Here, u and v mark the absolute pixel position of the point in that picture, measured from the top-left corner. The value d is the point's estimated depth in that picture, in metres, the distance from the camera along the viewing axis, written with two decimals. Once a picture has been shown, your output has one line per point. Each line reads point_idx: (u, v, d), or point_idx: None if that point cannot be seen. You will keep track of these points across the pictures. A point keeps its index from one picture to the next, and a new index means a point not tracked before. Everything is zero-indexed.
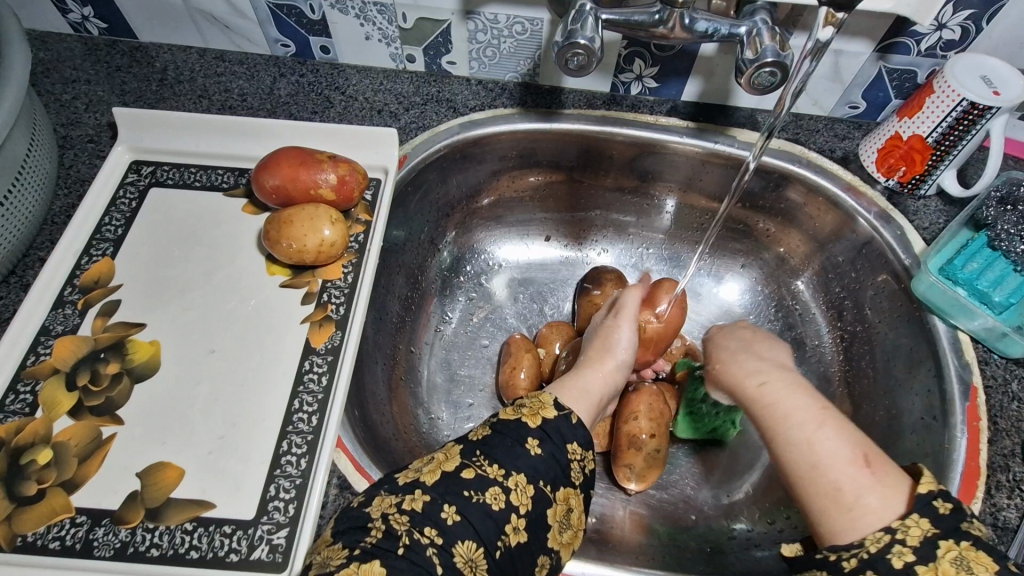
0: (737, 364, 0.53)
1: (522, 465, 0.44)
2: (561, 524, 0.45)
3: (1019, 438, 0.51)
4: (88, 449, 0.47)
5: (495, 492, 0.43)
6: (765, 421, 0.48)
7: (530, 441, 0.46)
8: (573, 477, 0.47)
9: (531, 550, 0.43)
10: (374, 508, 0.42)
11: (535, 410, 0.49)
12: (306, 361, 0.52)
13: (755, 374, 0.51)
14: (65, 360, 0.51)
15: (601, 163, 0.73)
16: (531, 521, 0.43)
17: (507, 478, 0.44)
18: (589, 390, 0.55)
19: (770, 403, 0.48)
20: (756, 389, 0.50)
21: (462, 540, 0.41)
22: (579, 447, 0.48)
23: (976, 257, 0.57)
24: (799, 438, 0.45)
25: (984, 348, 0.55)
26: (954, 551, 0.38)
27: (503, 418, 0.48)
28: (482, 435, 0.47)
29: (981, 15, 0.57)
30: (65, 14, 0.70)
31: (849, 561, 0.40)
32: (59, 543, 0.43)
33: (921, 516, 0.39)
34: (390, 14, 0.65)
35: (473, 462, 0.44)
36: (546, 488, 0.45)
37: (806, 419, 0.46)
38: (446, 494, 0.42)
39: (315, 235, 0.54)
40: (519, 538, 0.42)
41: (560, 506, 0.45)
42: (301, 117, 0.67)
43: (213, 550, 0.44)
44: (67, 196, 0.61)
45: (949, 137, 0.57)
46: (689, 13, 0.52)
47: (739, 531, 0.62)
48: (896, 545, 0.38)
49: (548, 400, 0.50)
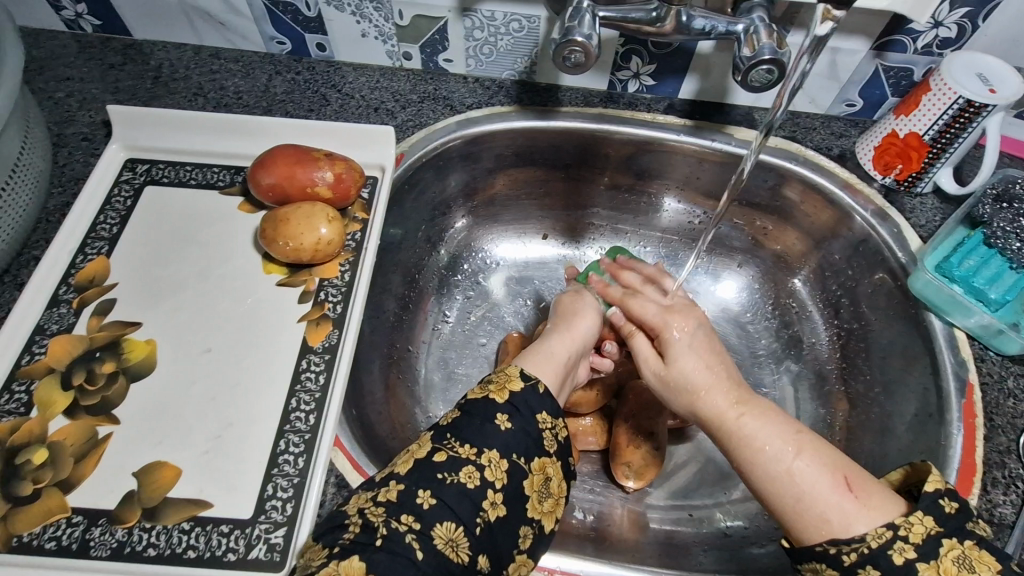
0: (712, 391, 0.51)
1: (494, 442, 0.44)
2: (540, 493, 0.45)
3: (1015, 435, 0.51)
4: (83, 449, 0.47)
5: (468, 472, 0.43)
6: (742, 460, 0.48)
7: (499, 417, 0.46)
8: (546, 446, 0.46)
9: (512, 522, 0.43)
10: (351, 506, 0.42)
11: (501, 384, 0.48)
12: (303, 360, 0.52)
13: (735, 406, 0.50)
14: (60, 359, 0.51)
15: (598, 161, 0.72)
16: (509, 495, 0.43)
17: (479, 456, 0.44)
18: (553, 353, 0.55)
19: (751, 438, 0.48)
20: (736, 423, 0.49)
21: (441, 522, 0.41)
22: (548, 416, 0.48)
23: (972, 255, 0.57)
24: (784, 472, 0.45)
25: (980, 345, 0.55)
26: (957, 550, 0.39)
27: (472, 397, 0.48)
28: (451, 418, 0.46)
29: (978, 13, 0.57)
30: (58, 11, 0.69)
31: (850, 556, 0.41)
32: (55, 544, 0.43)
33: (925, 514, 0.41)
34: (387, 11, 0.64)
35: (444, 446, 0.44)
36: (519, 460, 0.45)
37: (789, 450, 0.46)
38: (420, 480, 0.42)
39: (312, 232, 0.54)
40: (499, 513, 0.42)
41: (537, 476, 0.45)
42: (297, 114, 0.66)
43: (211, 549, 0.43)
44: (62, 194, 0.61)
45: (946, 134, 0.57)
46: (686, 10, 0.52)
47: (737, 527, 0.62)
48: (897, 541, 0.40)
49: (514, 372, 0.49)
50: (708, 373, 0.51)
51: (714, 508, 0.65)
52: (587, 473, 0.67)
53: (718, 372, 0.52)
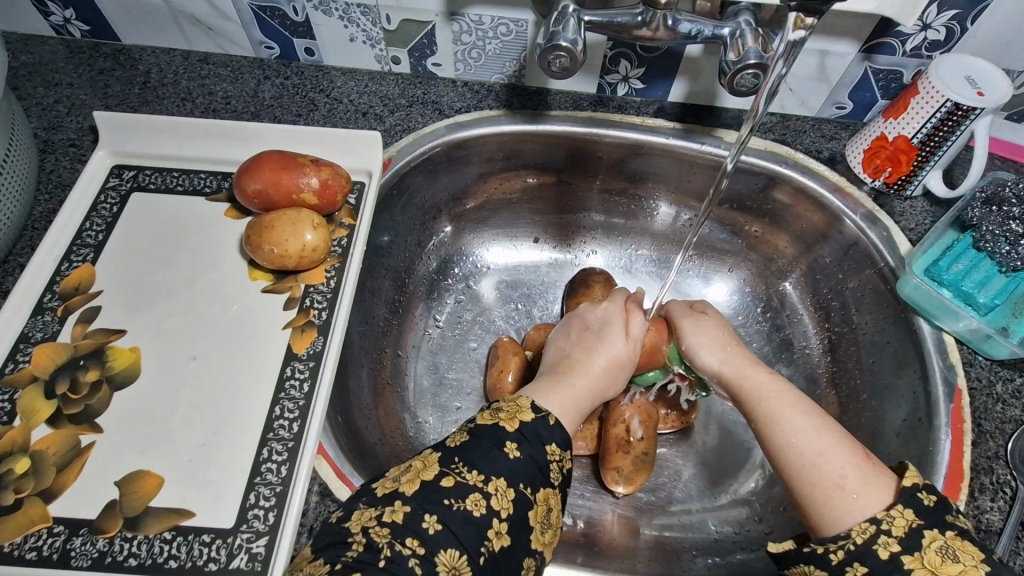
0: (735, 353, 0.57)
1: (501, 468, 0.44)
2: (542, 525, 0.45)
3: (1003, 440, 0.51)
4: (66, 459, 0.46)
5: (475, 499, 0.43)
6: (769, 410, 0.50)
7: (508, 445, 0.46)
8: (551, 477, 0.47)
9: (516, 553, 0.43)
10: (353, 523, 0.42)
11: (512, 414, 0.49)
12: (288, 367, 0.52)
13: (757, 365, 0.55)
14: (44, 367, 0.50)
15: (589, 165, 0.72)
16: (513, 524, 0.43)
17: (487, 484, 0.44)
18: (574, 401, 0.54)
19: (777, 393, 0.51)
20: (764, 377, 0.53)
21: (445, 549, 0.40)
22: (557, 448, 0.48)
23: (961, 259, 0.57)
24: (809, 426, 0.47)
25: (969, 350, 0.55)
26: (940, 541, 0.39)
27: (480, 422, 0.48)
28: (459, 441, 0.46)
29: (966, 16, 0.56)
30: (47, 16, 0.69)
31: (836, 553, 0.41)
32: (36, 554, 0.43)
33: (905, 506, 0.41)
34: (375, 15, 0.64)
35: (452, 470, 0.44)
36: (525, 490, 0.45)
37: (811, 413, 0.49)
38: (426, 504, 0.42)
39: (297, 239, 0.54)
40: (503, 543, 0.42)
41: (541, 506, 0.45)
42: (285, 119, 0.66)
43: (192, 559, 0.43)
44: (48, 200, 0.61)
45: (934, 138, 0.57)
46: (672, 14, 0.51)
47: (726, 532, 0.62)
48: (881, 535, 0.40)
49: (525, 403, 0.50)
50: (727, 336, 0.59)
51: (706, 514, 0.64)
52: (577, 478, 0.67)
53: (733, 337, 0.59)
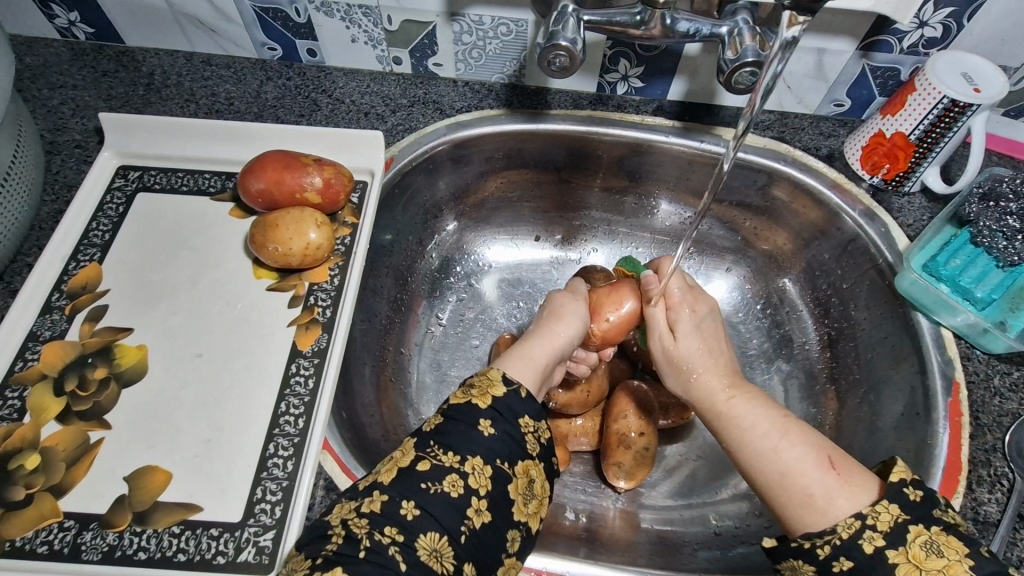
0: (701, 377, 0.53)
1: (478, 447, 0.45)
2: (524, 496, 0.46)
3: (1001, 433, 0.51)
4: (75, 455, 0.47)
5: (452, 480, 0.43)
6: (728, 438, 0.50)
7: (482, 423, 0.46)
8: (529, 450, 0.47)
9: (498, 526, 0.44)
10: (335, 515, 0.42)
11: (484, 390, 0.48)
12: (293, 364, 0.52)
13: (728, 389, 0.52)
14: (53, 365, 0.51)
15: (589, 163, 0.73)
16: (493, 501, 0.44)
17: (464, 464, 0.44)
18: (533, 359, 0.53)
19: (738, 419, 0.49)
20: (725, 404, 0.51)
21: (425, 533, 0.41)
22: (531, 420, 0.49)
23: (958, 254, 0.57)
24: (771, 445, 0.47)
25: (967, 344, 0.56)
26: (925, 536, 0.39)
27: (454, 403, 0.48)
28: (435, 424, 0.47)
29: (962, 13, 0.57)
30: (52, 19, 0.70)
31: (823, 549, 0.41)
32: (47, 548, 0.44)
33: (891, 502, 0.41)
34: (376, 16, 0.65)
35: (428, 454, 0.45)
36: (502, 466, 0.45)
37: (774, 426, 0.48)
38: (404, 491, 0.43)
39: (301, 238, 0.54)
40: (483, 519, 0.43)
41: (521, 479, 0.46)
42: (288, 120, 0.67)
43: (200, 552, 0.44)
44: (55, 201, 0.62)
45: (932, 134, 0.58)
46: (670, 13, 0.52)
47: (727, 527, 0.62)
48: (867, 530, 0.41)
49: (496, 377, 0.49)
50: (705, 355, 0.54)
51: (706, 509, 0.65)
52: (579, 473, 0.68)
53: (715, 355, 0.54)
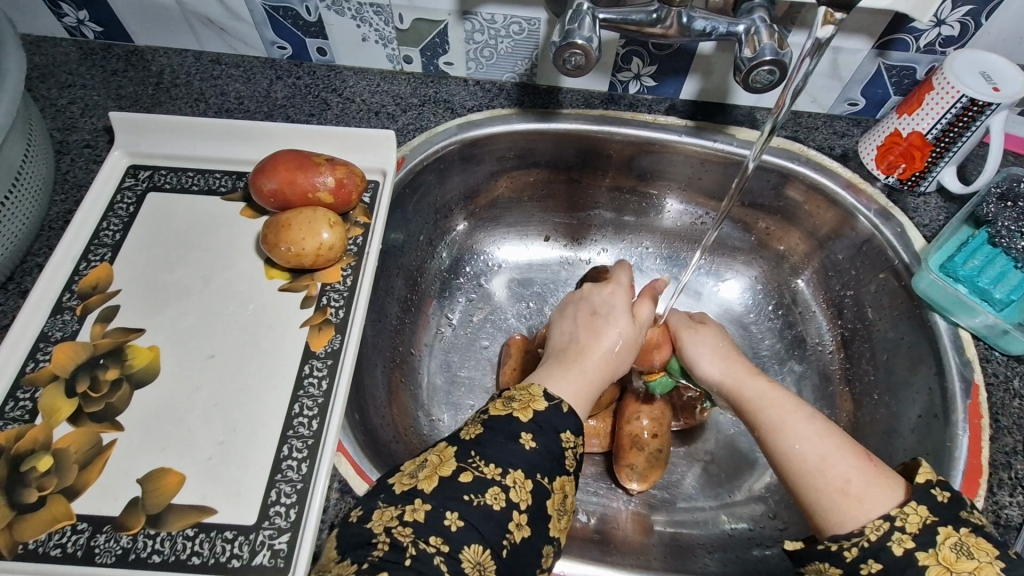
0: (729, 361, 0.58)
1: (518, 460, 0.45)
2: (559, 511, 0.46)
3: (1021, 435, 0.51)
4: (88, 457, 0.47)
5: (494, 492, 0.43)
6: (770, 420, 0.51)
7: (523, 436, 0.46)
8: (567, 465, 0.47)
9: (536, 542, 0.43)
10: (375, 523, 0.41)
11: (525, 403, 0.49)
12: (306, 365, 0.52)
13: (758, 376, 0.56)
14: (64, 366, 0.51)
15: (600, 163, 0.72)
16: (533, 515, 0.44)
17: (505, 476, 0.44)
18: (585, 377, 0.55)
19: (778, 402, 0.52)
20: (761, 389, 0.54)
21: (469, 545, 0.41)
22: (571, 434, 0.48)
23: (976, 254, 0.57)
24: (811, 432, 0.48)
25: (985, 345, 0.55)
26: (954, 537, 0.39)
27: (494, 414, 0.48)
28: (474, 433, 0.46)
29: (980, 11, 0.56)
30: (60, 18, 0.69)
31: (850, 551, 0.41)
32: (60, 551, 0.43)
33: (919, 503, 0.41)
34: (387, 15, 0.64)
35: (469, 464, 0.44)
36: (543, 480, 0.45)
37: (813, 419, 0.49)
38: (446, 501, 0.42)
39: (314, 238, 0.54)
40: (523, 534, 0.43)
41: (556, 494, 0.46)
42: (298, 119, 0.66)
43: (215, 555, 0.43)
44: (65, 201, 0.61)
45: (949, 133, 0.57)
46: (686, 11, 0.52)
47: (741, 529, 0.62)
48: (895, 532, 0.40)
49: (537, 392, 0.50)
50: (731, 350, 0.60)
51: (719, 510, 0.64)
52: (591, 475, 0.67)
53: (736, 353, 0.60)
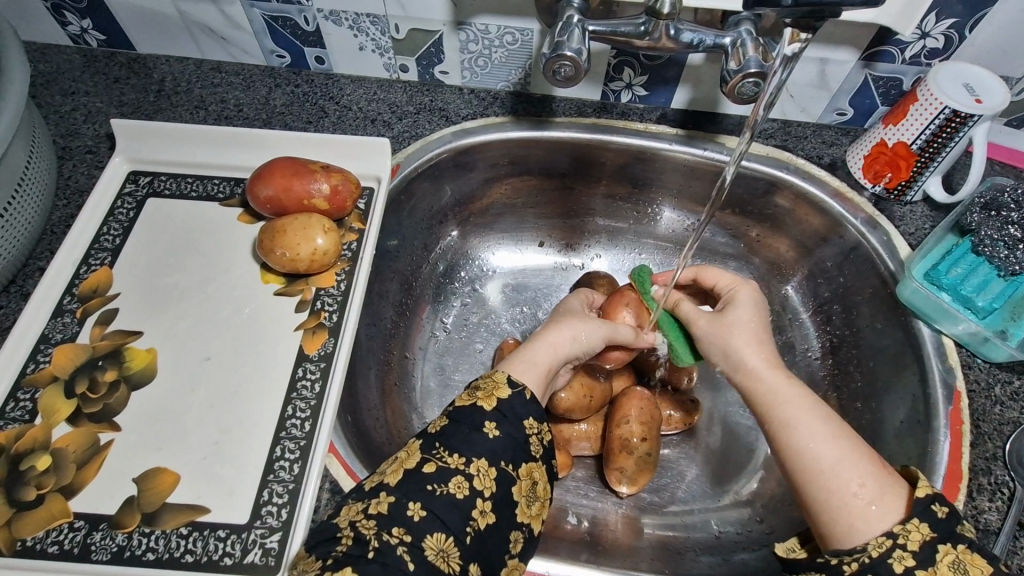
0: (756, 348, 0.54)
1: (482, 450, 0.46)
2: (528, 498, 0.47)
3: (1002, 441, 0.52)
4: (86, 456, 0.48)
5: (457, 481, 0.44)
6: (784, 414, 0.49)
7: (487, 425, 0.47)
8: (533, 451, 0.48)
9: (502, 527, 0.44)
10: (341, 518, 0.43)
11: (489, 391, 0.49)
12: (300, 368, 0.53)
13: (776, 368, 0.52)
14: (64, 368, 0.52)
15: (593, 170, 0.73)
16: (497, 504, 0.44)
17: (468, 465, 0.45)
18: (537, 360, 0.54)
19: (795, 398, 0.50)
20: (776, 383, 0.51)
21: (431, 533, 0.42)
22: (535, 420, 0.49)
23: (959, 263, 0.58)
24: (824, 433, 0.47)
25: (968, 352, 0.56)
26: (952, 554, 0.39)
27: (460, 405, 0.49)
28: (440, 426, 0.47)
29: (964, 24, 0.57)
30: (64, 26, 0.71)
31: (850, 565, 0.41)
32: (57, 547, 0.44)
33: (921, 521, 0.41)
34: (383, 25, 0.65)
35: (434, 455, 0.45)
36: (507, 467, 0.46)
37: (829, 419, 0.48)
38: (409, 492, 0.43)
39: (308, 243, 0.55)
40: (488, 520, 0.44)
41: (524, 481, 0.47)
42: (296, 126, 0.68)
43: (208, 553, 0.45)
44: (67, 205, 0.63)
45: (934, 143, 0.58)
46: (674, 24, 0.53)
47: (728, 532, 0.63)
48: (897, 550, 0.40)
49: (501, 379, 0.50)
50: (760, 335, 0.55)
51: (708, 514, 0.65)
52: (582, 478, 0.68)
53: (766, 340, 0.55)
